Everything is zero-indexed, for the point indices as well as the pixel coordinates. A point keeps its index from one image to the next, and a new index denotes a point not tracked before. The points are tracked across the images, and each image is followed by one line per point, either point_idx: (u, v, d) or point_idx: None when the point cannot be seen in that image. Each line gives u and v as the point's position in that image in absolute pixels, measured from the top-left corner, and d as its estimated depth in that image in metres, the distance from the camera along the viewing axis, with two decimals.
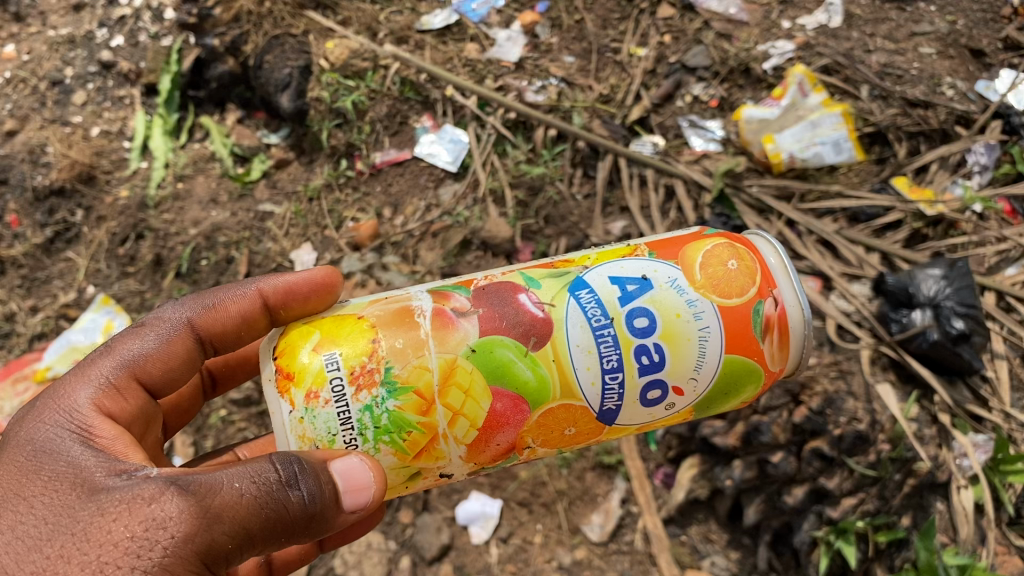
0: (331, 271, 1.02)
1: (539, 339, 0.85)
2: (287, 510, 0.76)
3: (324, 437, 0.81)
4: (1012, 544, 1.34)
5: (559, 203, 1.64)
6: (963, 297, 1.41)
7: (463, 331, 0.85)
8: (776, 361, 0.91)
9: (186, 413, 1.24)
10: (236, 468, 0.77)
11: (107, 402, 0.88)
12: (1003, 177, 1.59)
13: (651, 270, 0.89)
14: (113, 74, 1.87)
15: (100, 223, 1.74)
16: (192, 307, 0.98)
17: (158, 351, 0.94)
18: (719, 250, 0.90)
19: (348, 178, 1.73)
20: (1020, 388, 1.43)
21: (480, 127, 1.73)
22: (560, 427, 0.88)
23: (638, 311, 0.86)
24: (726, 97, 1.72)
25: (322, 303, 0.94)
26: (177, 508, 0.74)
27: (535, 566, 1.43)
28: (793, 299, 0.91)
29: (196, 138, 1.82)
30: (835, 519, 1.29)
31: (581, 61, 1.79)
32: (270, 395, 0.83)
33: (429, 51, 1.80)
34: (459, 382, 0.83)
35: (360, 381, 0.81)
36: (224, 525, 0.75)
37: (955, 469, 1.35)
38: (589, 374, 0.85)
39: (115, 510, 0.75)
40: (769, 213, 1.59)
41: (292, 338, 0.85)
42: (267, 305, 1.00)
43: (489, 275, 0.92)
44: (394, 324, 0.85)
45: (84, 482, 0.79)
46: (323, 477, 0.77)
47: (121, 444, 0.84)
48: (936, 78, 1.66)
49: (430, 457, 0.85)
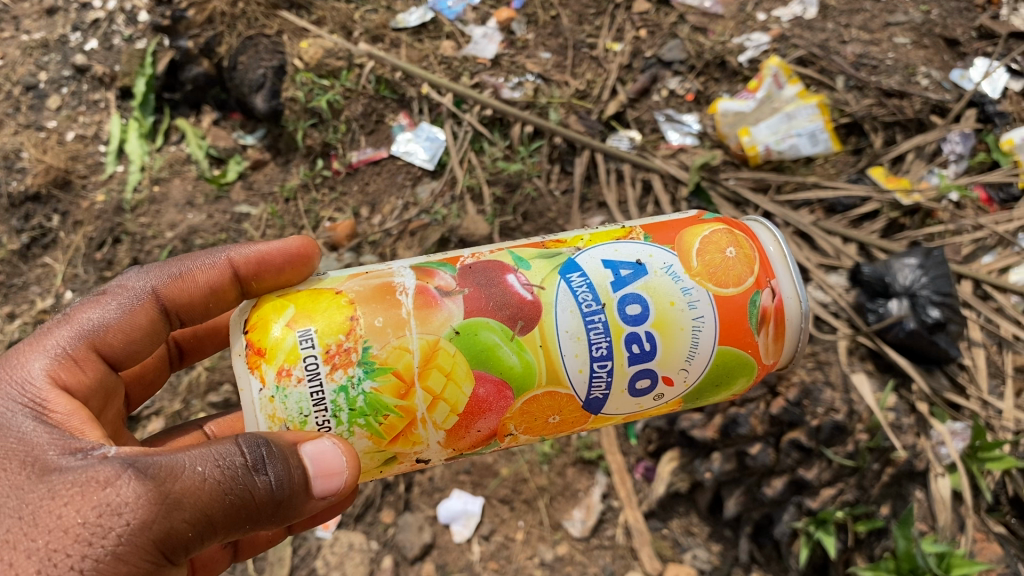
0: (306, 242, 1.02)
1: (526, 323, 0.84)
2: (251, 496, 0.76)
3: (296, 418, 0.81)
4: (991, 531, 1.34)
5: (537, 199, 1.66)
6: (939, 286, 1.40)
7: (447, 311, 0.85)
8: (770, 354, 0.92)
9: (151, 386, 1.24)
10: (199, 451, 0.77)
11: (63, 374, 0.88)
12: (979, 166, 1.61)
13: (646, 255, 0.89)
14: (88, 78, 1.85)
15: (76, 228, 1.73)
16: (157, 276, 0.99)
17: (120, 321, 0.94)
18: (717, 237, 0.91)
19: (324, 177, 1.73)
20: (997, 375, 1.44)
21: (456, 124, 1.73)
22: (544, 414, 0.88)
23: (630, 298, 0.86)
24: (702, 91, 1.72)
25: (297, 275, 0.95)
26: (134, 493, 0.73)
27: (518, 563, 1.43)
28: (792, 292, 0.91)
29: (171, 141, 1.82)
30: (814, 509, 1.31)
31: (558, 57, 1.79)
32: (240, 370, 0.83)
33: (405, 49, 1.80)
34: (441, 365, 0.83)
35: (336, 360, 0.81)
36: (184, 513, 0.74)
37: (932, 457, 1.36)
38: (577, 361, 0.85)
39: (68, 493, 0.75)
40: (746, 206, 1.60)
41: (264, 313, 0.85)
42: (236, 275, 1.00)
43: (475, 253, 0.92)
44: (375, 300, 0.85)
45: (35, 462, 0.78)
46: (291, 461, 0.77)
47: (76, 419, 0.84)
48: (911, 68, 1.67)
49: (407, 442, 0.85)
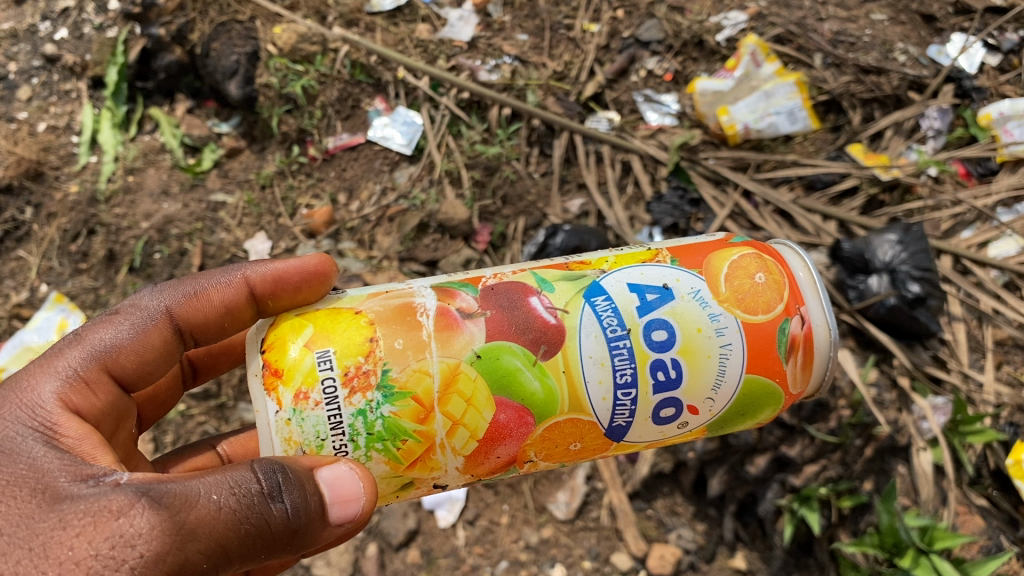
0: (323, 260, 1.01)
1: (549, 348, 0.84)
2: (268, 525, 0.75)
3: (313, 442, 0.80)
4: (973, 504, 1.35)
5: (516, 182, 1.64)
6: (918, 261, 1.40)
7: (469, 334, 0.84)
8: (798, 383, 0.92)
9: (163, 405, 1.22)
10: (214, 478, 0.76)
11: (75, 398, 0.87)
12: (957, 141, 1.61)
13: (672, 280, 0.89)
14: (59, 68, 1.82)
15: (50, 220, 1.71)
16: (171, 295, 0.98)
17: (133, 342, 0.94)
18: (745, 262, 0.90)
19: (300, 164, 1.72)
20: (977, 349, 1.45)
21: (433, 108, 1.72)
22: (565, 442, 0.88)
23: (656, 323, 0.86)
24: (680, 70, 1.73)
25: (313, 294, 0.92)
26: (148, 523, 0.72)
27: (502, 547, 1.43)
28: (822, 320, 0.91)
29: (145, 130, 1.79)
30: (798, 487, 1.35)
31: (535, 39, 1.78)
32: (257, 392, 0.82)
33: (380, 33, 1.78)
34: (461, 390, 0.83)
35: (354, 383, 0.80)
36: (198, 543, 0.73)
37: (914, 432, 1.37)
38: (600, 387, 0.84)
39: (79, 524, 0.73)
40: (726, 184, 1.61)
41: (281, 332, 0.85)
42: (252, 293, 1.00)
43: (498, 274, 0.92)
44: (396, 322, 0.84)
45: (45, 489, 0.77)
46: (308, 488, 0.76)
47: (88, 444, 0.83)
48: (888, 44, 1.68)
49: (425, 467, 0.85)
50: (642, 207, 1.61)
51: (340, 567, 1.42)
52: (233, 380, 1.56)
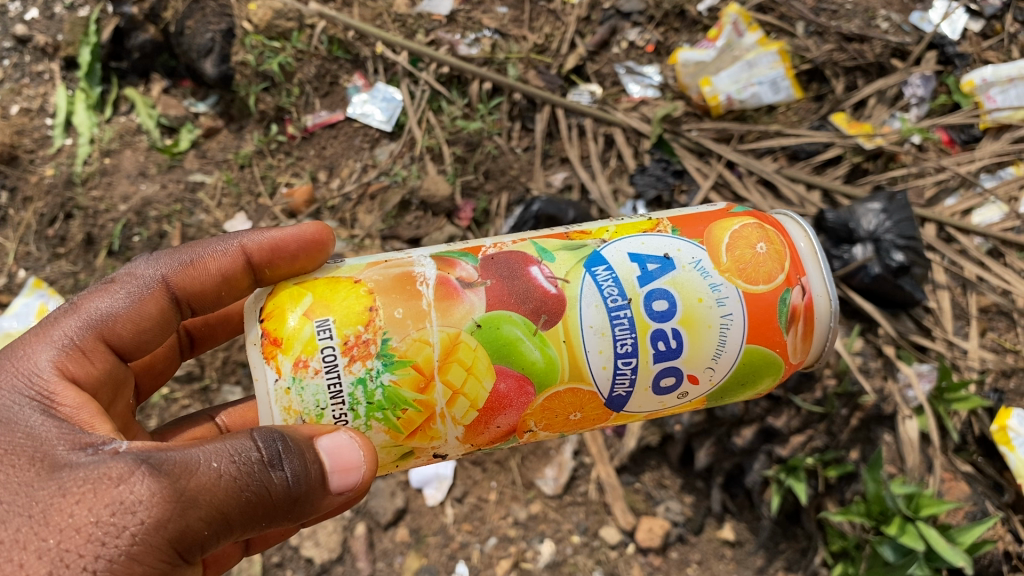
0: (322, 228, 0.99)
1: (549, 318, 0.84)
2: (268, 493, 0.75)
3: (313, 411, 0.80)
4: (958, 470, 1.36)
5: (498, 157, 1.63)
6: (903, 230, 1.41)
7: (468, 304, 0.84)
8: (798, 353, 0.92)
9: (161, 375, 1.22)
10: (214, 446, 0.75)
11: (71, 366, 0.87)
12: (940, 108, 1.62)
13: (673, 249, 0.88)
14: (30, 49, 1.79)
15: (26, 204, 1.68)
16: (167, 264, 0.96)
17: (129, 311, 0.92)
18: (747, 232, 0.90)
19: (279, 143, 1.71)
20: (962, 316, 1.46)
21: (413, 83, 1.71)
22: (565, 411, 0.88)
23: (657, 293, 0.85)
24: (662, 42, 1.72)
25: (311, 262, 0.91)
26: (148, 490, 0.72)
27: (491, 523, 1.43)
28: (822, 290, 0.91)
29: (121, 112, 1.77)
30: (784, 457, 1.35)
31: (515, 12, 1.76)
32: (256, 360, 0.82)
33: (357, 8, 1.75)
34: (461, 359, 0.82)
35: (355, 352, 0.80)
36: (199, 510, 0.73)
37: (900, 400, 1.37)
38: (600, 357, 0.84)
39: (79, 491, 0.73)
40: (710, 155, 1.61)
41: (281, 301, 0.84)
42: (249, 263, 0.97)
43: (497, 243, 0.91)
44: (395, 291, 0.84)
45: (44, 458, 0.76)
46: (308, 456, 0.76)
47: (85, 413, 0.83)
48: (870, 11, 1.67)
49: (425, 437, 0.85)
50: (625, 179, 1.61)
51: (329, 547, 1.41)
52: (217, 361, 1.55)
